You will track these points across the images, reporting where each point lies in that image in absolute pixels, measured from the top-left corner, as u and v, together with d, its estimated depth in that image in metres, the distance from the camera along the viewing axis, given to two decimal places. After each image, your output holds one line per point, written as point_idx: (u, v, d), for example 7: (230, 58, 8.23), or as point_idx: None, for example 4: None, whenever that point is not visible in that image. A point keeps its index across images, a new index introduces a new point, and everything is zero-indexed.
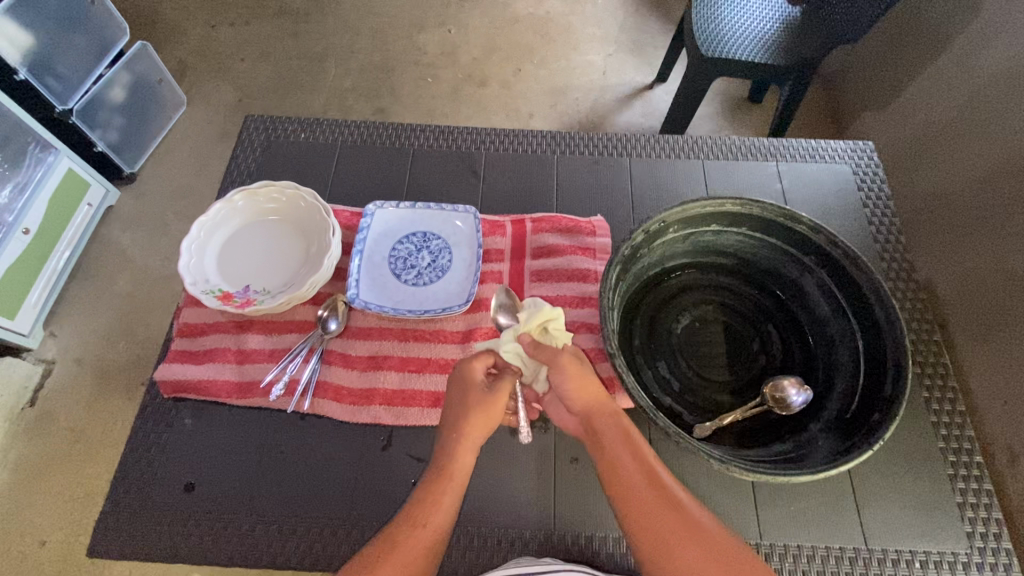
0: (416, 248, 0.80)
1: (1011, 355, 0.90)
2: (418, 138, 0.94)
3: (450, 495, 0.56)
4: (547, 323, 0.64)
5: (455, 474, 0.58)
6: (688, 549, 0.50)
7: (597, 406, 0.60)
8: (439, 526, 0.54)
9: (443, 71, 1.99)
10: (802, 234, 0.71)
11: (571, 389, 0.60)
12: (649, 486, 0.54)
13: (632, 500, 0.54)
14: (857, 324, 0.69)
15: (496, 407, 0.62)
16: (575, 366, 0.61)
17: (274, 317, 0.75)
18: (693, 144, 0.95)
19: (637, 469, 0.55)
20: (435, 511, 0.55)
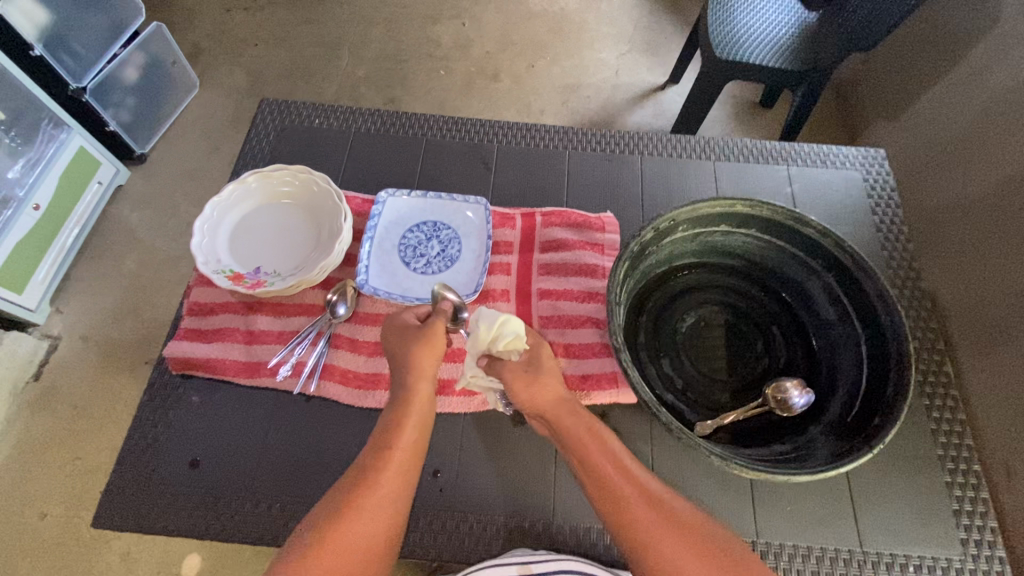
0: (426, 236, 0.81)
1: (1012, 369, 0.90)
2: (431, 128, 0.95)
3: (413, 414, 0.60)
4: (495, 338, 0.63)
5: (420, 386, 0.62)
6: (668, 539, 0.51)
7: (554, 412, 0.60)
8: (415, 440, 0.59)
9: (456, 64, 1.99)
10: (810, 237, 0.72)
11: (522, 400, 0.61)
12: (622, 478, 0.55)
13: (605, 493, 0.55)
14: (861, 329, 0.69)
15: (436, 340, 0.63)
16: (523, 375, 0.61)
17: (284, 300, 0.76)
18: (705, 145, 0.95)
19: (607, 462, 0.56)
20: (409, 431, 0.59)
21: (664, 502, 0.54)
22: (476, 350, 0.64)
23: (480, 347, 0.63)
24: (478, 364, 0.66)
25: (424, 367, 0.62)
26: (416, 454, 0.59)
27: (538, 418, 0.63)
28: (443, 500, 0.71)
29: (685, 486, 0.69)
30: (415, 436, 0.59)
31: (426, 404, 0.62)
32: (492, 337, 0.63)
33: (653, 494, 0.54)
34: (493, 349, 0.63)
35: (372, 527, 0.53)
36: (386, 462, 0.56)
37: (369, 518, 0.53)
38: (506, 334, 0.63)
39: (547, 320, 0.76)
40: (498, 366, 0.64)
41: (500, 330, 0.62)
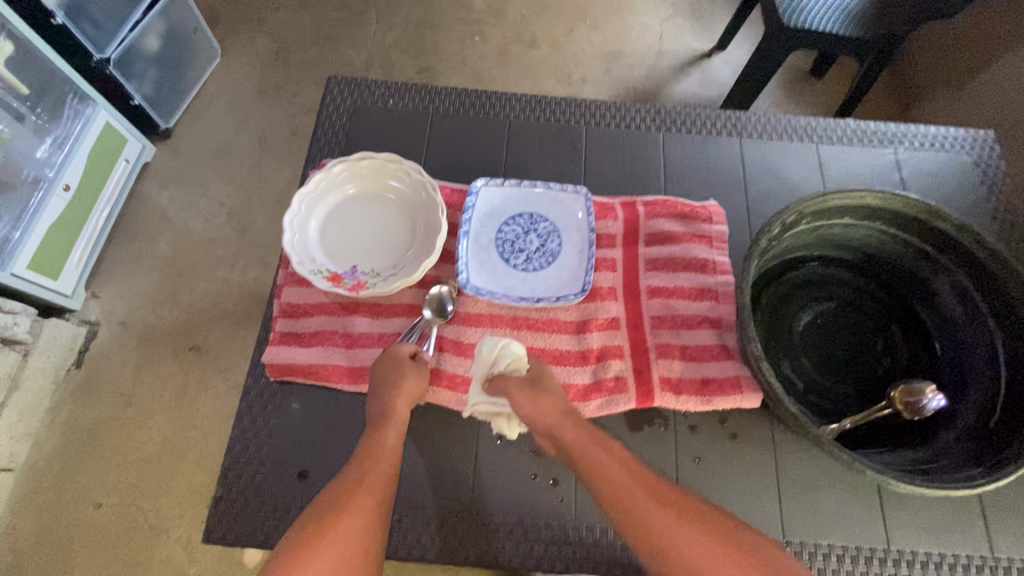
0: (523, 230, 0.76)
1: None
2: (513, 107, 0.88)
3: (391, 433, 0.59)
4: (498, 360, 0.65)
5: (395, 425, 0.60)
6: (686, 538, 0.49)
7: (557, 426, 0.59)
8: (387, 475, 0.56)
9: (491, 29, 1.88)
10: (944, 231, 0.68)
11: (527, 414, 0.61)
12: (637, 482, 0.53)
13: (622, 502, 0.52)
14: (997, 330, 0.66)
15: (406, 376, 0.63)
16: (523, 388, 0.62)
17: (381, 300, 0.71)
18: (806, 126, 0.89)
19: (618, 468, 0.55)
20: (382, 468, 0.56)
21: (690, 507, 0.51)
22: (479, 373, 0.66)
23: (483, 367, 0.65)
24: (482, 390, 0.65)
25: (407, 391, 0.63)
26: (388, 490, 0.55)
27: (545, 436, 0.61)
28: (564, 511, 0.67)
29: (810, 491, 0.67)
30: (390, 457, 0.57)
31: (399, 424, 0.60)
32: (495, 360, 0.65)
33: (686, 508, 0.51)
34: (495, 369, 0.65)
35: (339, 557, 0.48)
36: (360, 494, 0.53)
37: (347, 528, 0.50)
38: (506, 355, 0.65)
39: (659, 320, 0.72)
40: (500, 384, 0.64)
41: (502, 349, 0.65)
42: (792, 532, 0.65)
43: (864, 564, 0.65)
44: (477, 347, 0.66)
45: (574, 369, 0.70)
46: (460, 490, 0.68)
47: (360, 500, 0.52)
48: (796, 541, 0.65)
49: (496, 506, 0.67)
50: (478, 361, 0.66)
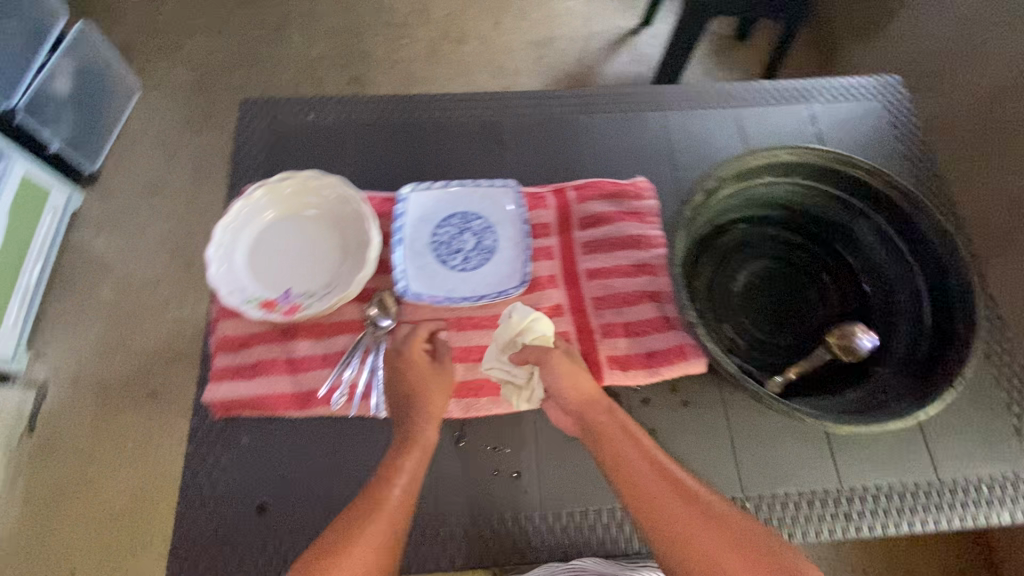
0: (457, 230, 0.75)
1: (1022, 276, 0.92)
2: (434, 108, 0.87)
3: (414, 455, 0.56)
4: (526, 327, 0.63)
5: (421, 446, 0.57)
6: (706, 549, 0.48)
7: (589, 405, 0.59)
8: (405, 497, 0.53)
9: (417, 30, 1.86)
10: (858, 178, 0.71)
11: (562, 387, 0.59)
12: (663, 482, 0.52)
13: (641, 497, 0.51)
14: (916, 265, 0.70)
15: (435, 392, 0.62)
16: (562, 360, 0.60)
17: (320, 320, 0.70)
18: (723, 92, 0.91)
19: (643, 460, 0.53)
20: (400, 492, 0.53)
21: (708, 503, 0.50)
22: (504, 338, 0.64)
23: (508, 336, 0.64)
24: (501, 356, 0.65)
25: (436, 403, 0.61)
26: (404, 515, 0.52)
27: (573, 414, 0.60)
28: (530, 502, 0.68)
29: (764, 444, 0.69)
30: (410, 481, 0.54)
31: (427, 444, 0.57)
32: (522, 327, 0.64)
33: (708, 507, 0.50)
34: (518, 341, 0.63)
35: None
36: (375, 523, 0.50)
37: (352, 566, 0.48)
38: (535, 329, 0.64)
39: (602, 301, 0.73)
40: (524, 355, 0.63)
41: (531, 321, 0.63)
42: (751, 486, 0.68)
43: (822, 506, 0.67)
44: (507, 310, 0.65)
45: None
46: (425, 498, 0.67)
47: (371, 531, 0.50)
48: (755, 495, 0.67)
49: (463, 509, 0.67)
50: (505, 327, 0.64)
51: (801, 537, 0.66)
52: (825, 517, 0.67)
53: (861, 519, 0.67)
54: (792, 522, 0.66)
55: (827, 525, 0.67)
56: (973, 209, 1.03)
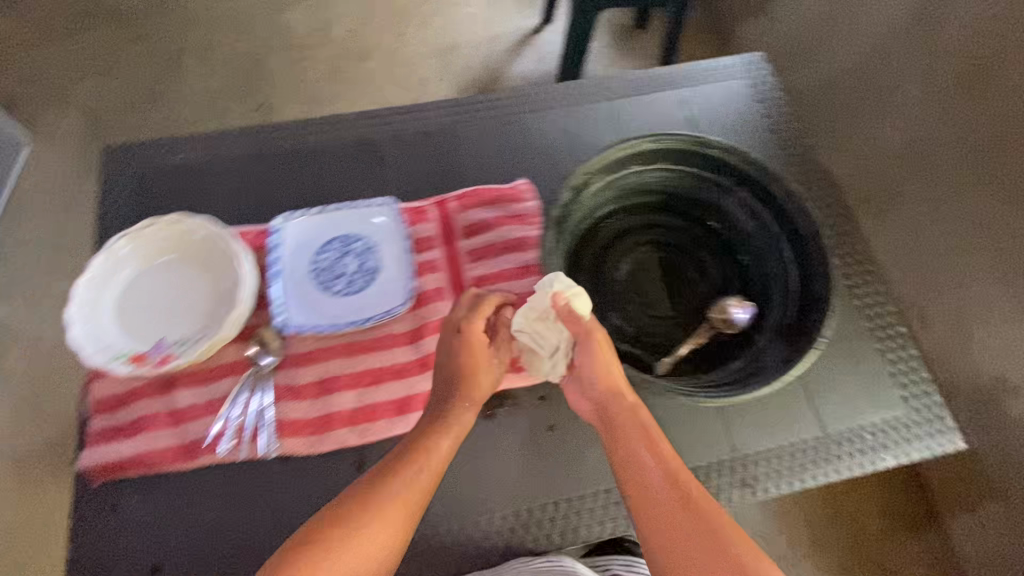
0: (338, 254, 0.74)
1: (901, 222, 1.16)
2: (309, 133, 0.86)
3: (445, 439, 0.60)
4: (566, 299, 0.64)
5: (453, 430, 0.61)
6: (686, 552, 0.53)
7: (615, 392, 0.63)
8: (429, 480, 0.57)
9: (319, 50, 1.84)
10: (717, 158, 0.75)
11: (595, 371, 0.63)
12: (668, 488, 0.57)
13: (644, 497, 0.57)
14: (780, 234, 0.74)
15: (475, 367, 0.65)
16: (601, 345, 0.64)
17: (200, 367, 0.68)
18: (595, 86, 0.93)
19: (656, 469, 0.58)
20: (420, 491, 0.56)
21: (705, 511, 0.55)
22: (545, 307, 0.65)
23: (549, 307, 0.65)
24: (536, 324, 0.66)
25: (480, 382, 0.65)
26: (421, 496, 0.56)
27: (594, 399, 0.64)
28: (435, 518, 0.67)
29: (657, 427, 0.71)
30: (438, 465, 0.58)
31: (460, 428, 0.61)
32: (561, 299, 0.64)
33: (701, 511, 0.55)
34: (561, 312, 0.64)
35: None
36: (391, 515, 0.54)
37: (364, 540, 0.52)
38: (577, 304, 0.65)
39: None
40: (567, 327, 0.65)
41: (576, 296, 0.64)
42: None
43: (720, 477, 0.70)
44: (548, 277, 0.65)
45: (416, 379, 0.69)
46: None
47: (385, 525, 0.53)
48: None
49: None
50: (548, 295, 0.65)
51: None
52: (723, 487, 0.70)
53: (756, 483, 0.70)
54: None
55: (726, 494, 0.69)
56: (844, 172, 1.26)
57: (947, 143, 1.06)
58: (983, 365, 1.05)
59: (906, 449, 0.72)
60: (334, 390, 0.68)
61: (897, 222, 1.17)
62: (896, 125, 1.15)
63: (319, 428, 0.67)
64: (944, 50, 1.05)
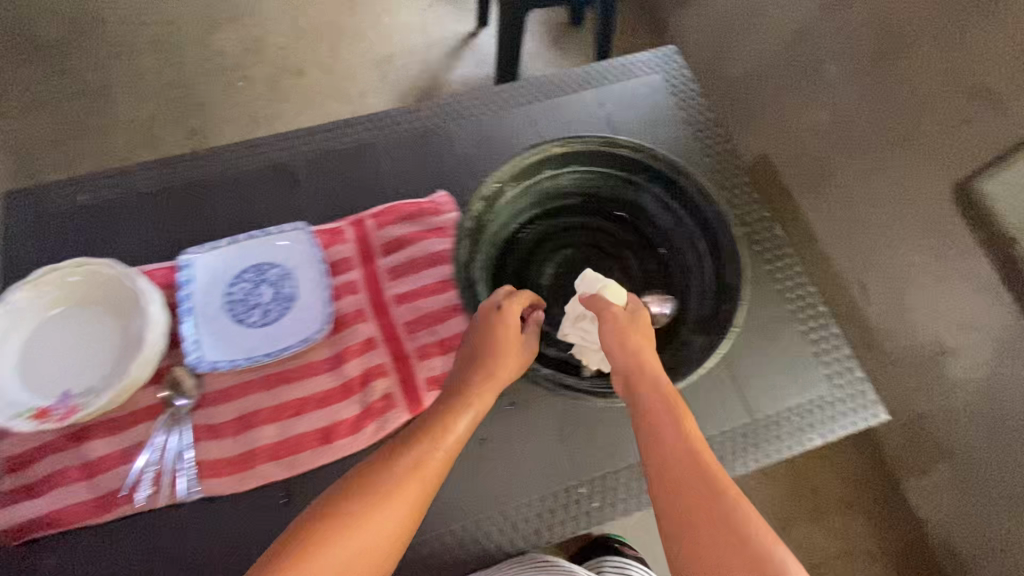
0: (254, 284, 0.73)
1: (839, 199, 1.16)
2: (221, 163, 0.84)
3: (461, 421, 0.60)
4: (596, 290, 0.68)
5: (470, 412, 0.61)
6: (705, 518, 0.51)
7: (642, 368, 0.62)
8: (445, 459, 0.57)
9: (253, 69, 1.79)
10: (626, 156, 0.76)
11: (615, 346, 0.63)
12: (688, 462, 0.55)
13: (667, 472, 0.55)
14: (694, 226, 0.75)
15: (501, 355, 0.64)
16: (622, 319, 0.65)
17: (113, 414, 0.66)
18: (513, 92, 0.93)
19: (678, 442, 0.56)
20: (435, 474, 0.56)
21: (728, 490, 0.52)
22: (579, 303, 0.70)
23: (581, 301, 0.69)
24: (575, 321, 0.70)
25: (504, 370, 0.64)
26: (437, 476, 0.56)
27: (622, 377, 0.63)
28: None
29: None
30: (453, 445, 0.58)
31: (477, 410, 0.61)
32: (594, 293, 0.69)
33: (722, 489, 0.52)
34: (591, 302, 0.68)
35: (351, 557, 0.49)
36: (404, 494, 0.53)
37: (376, 518, 0.51)
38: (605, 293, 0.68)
39: (413, 324, 0.72)
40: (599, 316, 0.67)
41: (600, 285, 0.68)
42: (583, 472, 0.73)
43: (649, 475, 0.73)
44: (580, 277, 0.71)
45: (339, 405, 0.68)
46: None
47: (397, 504, 0.52)
48: (588, 479, 0.73)
49: None
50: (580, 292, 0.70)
51: (635, 508, 0.72)
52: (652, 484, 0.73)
53: None
54: (625, 497, 0.72)
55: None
56: (783, 150, 1.26)
57: (875, 120, 1.07)
58: (921, 327, 1.08)
59: (832, 426, 0.74)
60: (255, 424, 0.67)
61: (833, 198, 1.17)
62: (823, 106, 1.16)
63: (242, 465, 0.65)
64: (863, 28, 1.06)
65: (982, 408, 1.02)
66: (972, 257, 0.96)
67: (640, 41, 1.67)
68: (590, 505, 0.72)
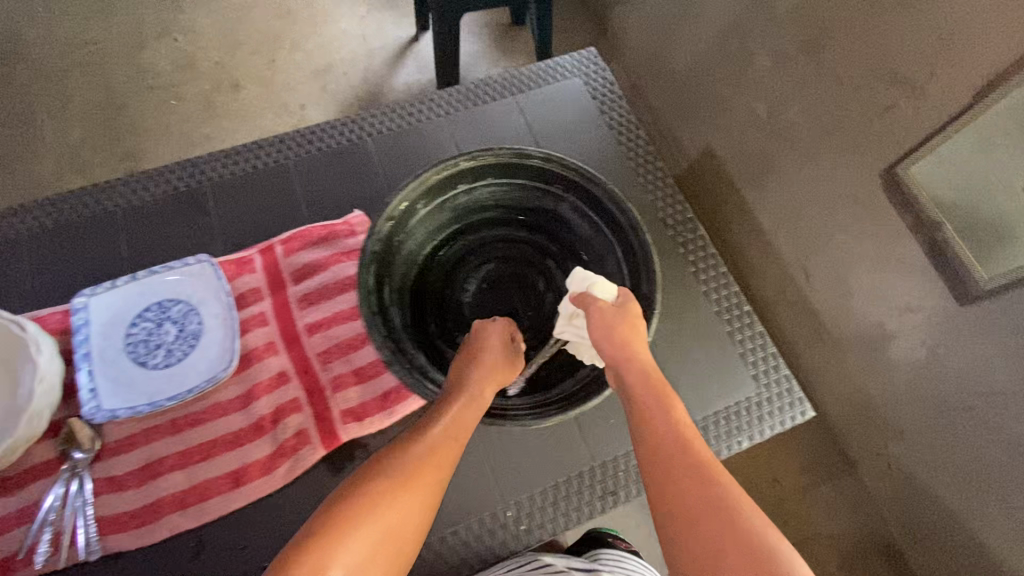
0: (157, 323, 0.69)
1: (777, 191, 1.13)
2: (122, 195, 0.80)
3: (467, 415, 0.58)
4: (586, 287, 0.64)
5: (476, 408, 0.59)
6: (702, 505, 0.51)
7: (630, 361, 0.59)
8: (449, 455, 0.56)
9: (186, 87, 1.66)
10: (539, 166, 0.72)
11: (605, 339, 0.59)
12: (682, 450, 0.54)
13: (662, 462, 0.54)
14: (612, 235, 0.72)
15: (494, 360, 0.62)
16: (609, 312, 0.61)
17: (5, 473, 0.62)
18: (429, 103, 0.90)
19: (670, 431, 0.56)
20: (442, 472, 0.55)
21: (722, 476, 0.52)
22: (570, 303, 0.66)
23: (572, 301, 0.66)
24: (567, 320, 0.66)
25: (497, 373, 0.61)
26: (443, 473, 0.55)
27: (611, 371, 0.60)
28: None
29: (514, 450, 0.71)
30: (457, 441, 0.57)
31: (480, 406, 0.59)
32: (584, 289, 0.65)
33: (715, 474, 0.53)
34: (581, 299, 0.64)
35: (372, 548, 0.48)
36: (421, 484, 0.53)
37: (386, 517, 0.50)
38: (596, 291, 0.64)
39: (326, 354, 0.69)
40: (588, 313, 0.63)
41: (590, 284, 0.65)
42: (511, 495, 0.73)
43: (576, 495, 0.73)
44: (572, 276, 0.68)
45: (250, 445, 0.65)
46: None
47: (416, 493, 0.52)
48: (515, 502, 0.73)
49: None
50: (571, 291, 0.67)
51: (562, 528, 0.72)
52: (581, 503, 0.73)
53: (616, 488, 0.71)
54: (553, 518, 0.72)
55: (584, 509, 0.73)
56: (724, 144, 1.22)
57: (808, 113, 1.02)
58: (861, 313, 1.05)
59: (759, 428, 0.73)
60: (161, 473, 0.64)
61: (776, 189, 1.13)
62: (753, 99, 1.11)
63: (148, 517, 0.62)
64: (789, 17, 1.00)
65: (928, 405, 1.00)
66: (903, 243, 0.93)
67: (584, 34, 1.56)
68: (519, 527, 0.72)
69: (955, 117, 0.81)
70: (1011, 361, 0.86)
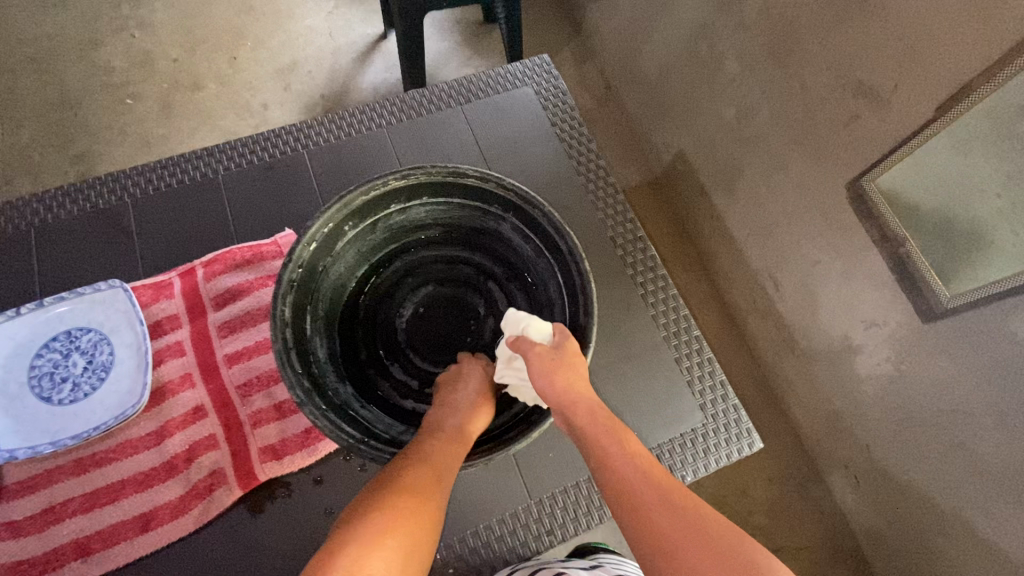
0: (64, 354, 0.65)
1: (748, 203, 1.09)
2: (37, 211, 0.75)
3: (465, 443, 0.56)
4: (520, 329, 0.59)
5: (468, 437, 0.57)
6: (681, 534, 0.47)
7: (569, 403, 0.55)
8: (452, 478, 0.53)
9: (140, 85, 1.53)
10: (475, 186, 0.65)
11: (545, 385, 0.55)
12: (647, 483, 0.51)
13: (630, 500, 0.50)
14: (553, 261, 0.65)
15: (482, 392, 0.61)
16: (546, 355, 0.56)
17: None
18: (371, 113, 0.85)
19: (632, 467, 0.52)
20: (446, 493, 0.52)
21: (690, 503, 0.49)
22: (507, 346, 0.61)
23: (507, 343, 0.61)
24: (505, 364, 0.61)
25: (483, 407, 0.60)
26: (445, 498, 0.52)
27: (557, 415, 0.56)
28: None
29: None
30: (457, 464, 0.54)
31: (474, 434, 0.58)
32: (519, 332, 0.60)
33: (685, 501, 0.49)
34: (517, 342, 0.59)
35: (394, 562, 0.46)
36: (432, 492, 0.51)
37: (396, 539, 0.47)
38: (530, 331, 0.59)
39: (246, 387, 0.66)
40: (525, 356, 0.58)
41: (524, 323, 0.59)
42: (445, 532, 0.69)
43: (513, 532, 0.70)
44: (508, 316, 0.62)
45: (161, 486, 0.61)
46: None
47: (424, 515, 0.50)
48: (448, 541, 0.69)
49: None
50: (507, 333, 0.62)
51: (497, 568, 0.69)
52: (518, 540, 0.70)
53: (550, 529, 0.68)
54: (488, 556, 0.69)
55: (521, 547, 0.70)
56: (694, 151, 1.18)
57: (777, 124, 0.98)
58: (831, 328, 1.00)
59: (705, 461, 0.71)
60: (63, 517, 0.60)
61: (744, 201, 1.10)
62: (724, 108, 1.08)
63: (48, 565, 0.58)
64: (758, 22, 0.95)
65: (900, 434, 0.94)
66: (871, 263, 0.89)
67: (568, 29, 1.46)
68: (453, 566, 0.69)
69: (921, 129, 0.76)
70: (997, 395, 0.78)
